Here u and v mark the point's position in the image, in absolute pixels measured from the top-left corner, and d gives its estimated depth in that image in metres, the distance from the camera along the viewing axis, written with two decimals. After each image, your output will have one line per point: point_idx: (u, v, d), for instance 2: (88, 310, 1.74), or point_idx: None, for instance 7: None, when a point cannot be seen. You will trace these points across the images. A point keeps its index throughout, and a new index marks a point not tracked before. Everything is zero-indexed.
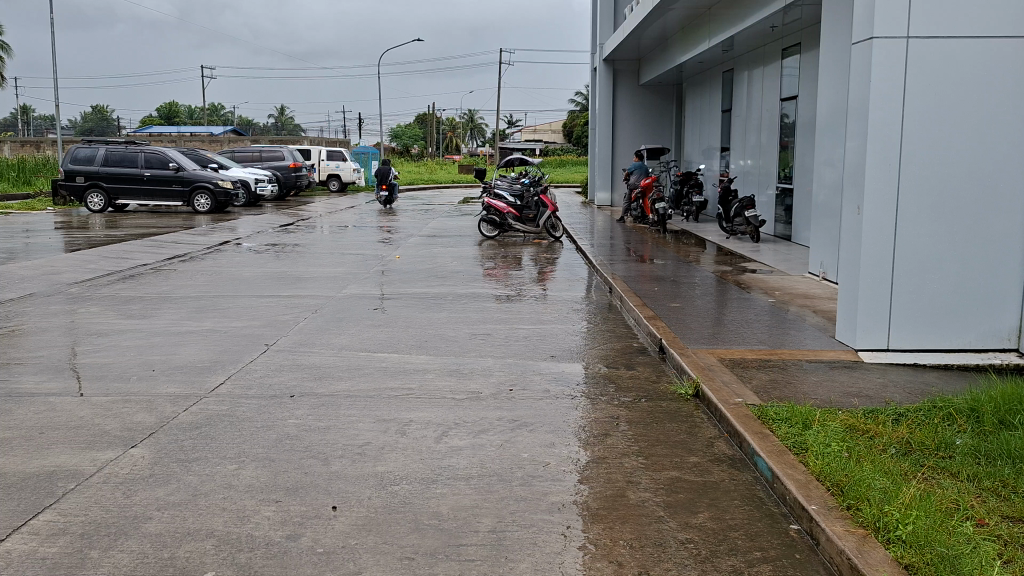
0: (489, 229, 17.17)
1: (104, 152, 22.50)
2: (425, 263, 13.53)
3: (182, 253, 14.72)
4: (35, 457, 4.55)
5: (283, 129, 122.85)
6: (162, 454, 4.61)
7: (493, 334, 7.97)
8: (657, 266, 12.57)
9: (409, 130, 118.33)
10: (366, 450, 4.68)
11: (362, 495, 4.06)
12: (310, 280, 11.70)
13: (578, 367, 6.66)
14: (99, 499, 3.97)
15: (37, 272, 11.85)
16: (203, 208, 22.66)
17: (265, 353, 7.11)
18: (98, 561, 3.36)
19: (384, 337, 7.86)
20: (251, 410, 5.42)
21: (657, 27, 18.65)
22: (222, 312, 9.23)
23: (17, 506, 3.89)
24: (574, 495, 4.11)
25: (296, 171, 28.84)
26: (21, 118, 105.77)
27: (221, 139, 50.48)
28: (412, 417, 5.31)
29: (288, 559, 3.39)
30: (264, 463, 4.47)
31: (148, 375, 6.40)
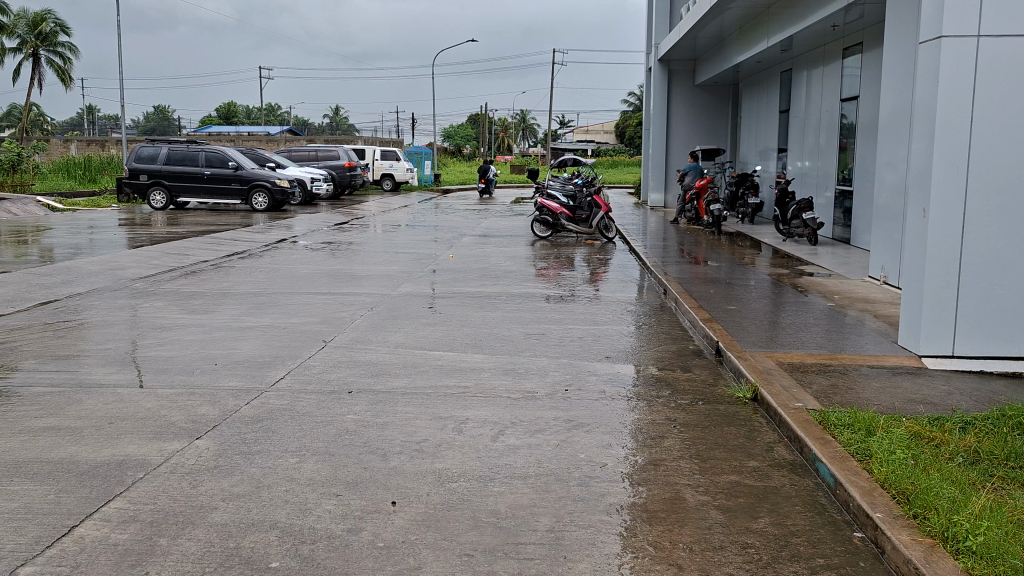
0: (541, 229, 17.17)
1: (166, 152, 23.07)
2: (478, 263, 13.59)
3: (240, 250, 15.00)
4: (106, 445, 4.69)
5: (337, 128, 124.35)
6: (226, 446, 4.71)
7: (548, 335, 7.97)
8: (711, 268, 12.44)
9: (461, 129, 119.09)
10: (424, 447, 4.72)
11: (421, 491, 4.10)
12: (365, 278, 11.83)
13: (634, 369, 6.63)
14: (166, 488, 4.08)
15: (103, 267, 12.19)
16: (262, 207, 22.96)
17: (322, 350, 7.20)
18: (167, 549, 3.45)
19: (439, 335, 7.91)
20: (310, 405, 5.51)
21: (714, 27, 18.47)
22: (280, 309, 9.37)
23: (89, 493, 4.01)
24: (632, 496, 4.09)
25: (351, 171, 29.18)
26: (86, 118, 109.06)
27: (278, 138, 51.48)
28: (468, 415, 5.34)
29: (350, 552, 3.44)
30: (325, 457, 4.54)
31: (211, 369, 6.54)
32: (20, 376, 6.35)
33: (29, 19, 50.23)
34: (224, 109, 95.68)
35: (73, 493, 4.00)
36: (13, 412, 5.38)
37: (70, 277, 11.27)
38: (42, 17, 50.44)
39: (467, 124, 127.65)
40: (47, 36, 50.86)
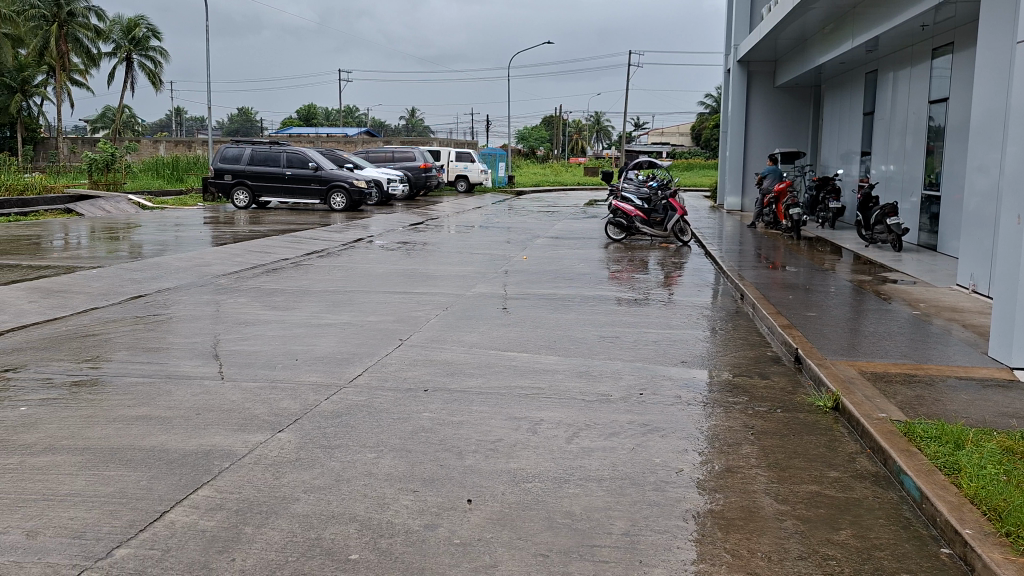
0: (615, 232, 17.08)
1: (250, 152, 23.76)
2: (552, 264, 13.62)
3: (319, 249, 15.34)
4: (194, 435, 4.87)
5: (413, 130, 126.02)
6: (307, 439, 4.83)
7: (622, 338, 7.94)
8: (789, 274, 12.19)
9: (535, 131, 119.39)
10: (499, 447, 4.75)
11: (497, 490, 4.13)
12: (440, 278, 11.97)
13: (710, 374, 6.55)
14: (251, 478, 4.22)
15: (189, 263, 12.65)
16: (339, 207, 23.48)
17: (398, 348, 7.33)
18: (252, 537, 3.56)
19: (513, 336, 7.95)
20: (387, 402, 5.60)
21: (796, 28, 18.08)
22: (357, 307, 9.54)
23: (178, 480, 4.17)
24: (709, 503, 4.04)
25: (426, 172, 29.55)
26: (175, 120, 113.25)
27: (356, 140, 52.59)
28: (543, 416, 5.35)
29: (427, 548, 3.50)
30: (402, 453, 4.62)
31: (292, 364, 6.71)
32: (114, 366, 6.64)
33: (124, 25, 52.52)
34: (304, 111, 98.15)
35: (163, 480, 4.16)
36: (108, 401, 5.63)
37: (158, 272, 11.73)
38: (136, 22, 52.67)
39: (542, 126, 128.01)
40: (140, 40, 52.98)
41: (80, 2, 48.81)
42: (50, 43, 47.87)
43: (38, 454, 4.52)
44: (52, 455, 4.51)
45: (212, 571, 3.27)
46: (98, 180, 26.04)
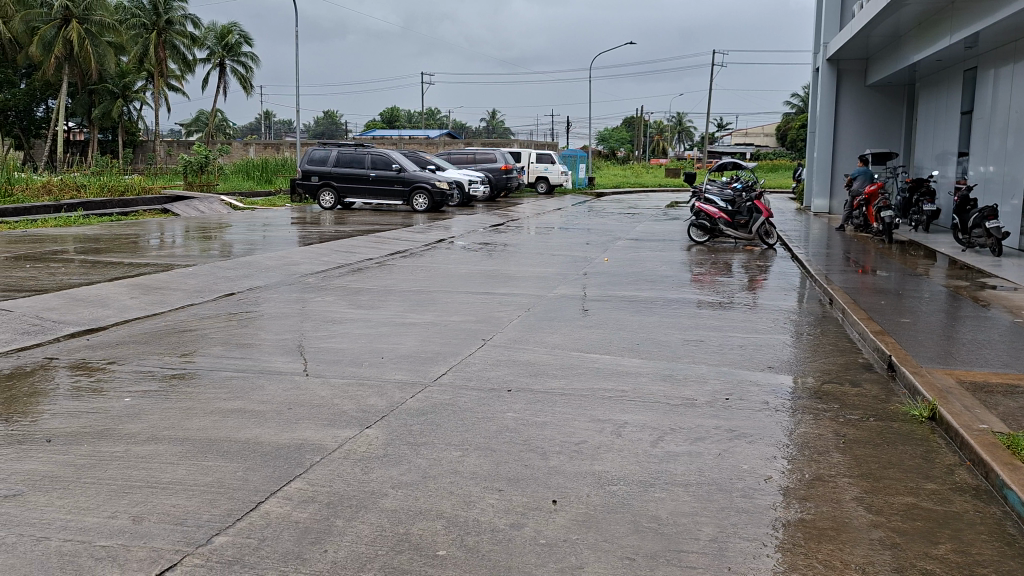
0: (698, 235, 16.85)
1: (336, 154, 24.32)
2: (634, 267, 13.52)
3: (402, 249, 15.58)
4: (286, 429, 5.01)
5: (494, 132, 126.78)
6: (394, 436, 4.93)
7: (706, 342, 7.83)
8: (880, 278, 11.81)
9: (615, 133, 118.73)
10: (583, 449, 4.75)
11: (581, 492, 4.13)
12: (521, 279, 12.02)
13: (798, 381, 6.40)
14: (342, 472, 4.32)
15: (278, 262, 13.02)
16: (421, 207, 23.81)
17: (482, 348, 7.38)
18: (343, 529, 3.65)
19: (596, 338, 7.94)
20: (472, 402, 5.66)
21: (889, 25, 17.52)
22: (441, 307, 9.66)
23: (273, 472, 4.31)
24: (799, 512, 3.95)
25: (507, 174, 29.72)
26: (264, 123, 116.90)
27: (439, 142, 53.36)
28: (627, 419, 5.33)
29: (515, 546, 3.52)
30: (487, 452, 4.66)
31: (378, 362, 6.85)
32: (210, 361, 6.89)
33: (218, 31, 54.51)
34: (387, 114, 100.07)
35: (259, 472, 4.31)
36: (204, 394, 5.84)
37: (249, 270, 12.10)
38: (229, 29, 54.59)
39: (623, 127, 127.20)
40: (232, 47, 54.95)
41: (177, 11, 50.86)
42: (149, 49, 49.99)
43: (141, 444, 4.73)
44: (155, 444, 4.71)
45: (305, 561, 3.36)
46: (192, 182, 27.05)
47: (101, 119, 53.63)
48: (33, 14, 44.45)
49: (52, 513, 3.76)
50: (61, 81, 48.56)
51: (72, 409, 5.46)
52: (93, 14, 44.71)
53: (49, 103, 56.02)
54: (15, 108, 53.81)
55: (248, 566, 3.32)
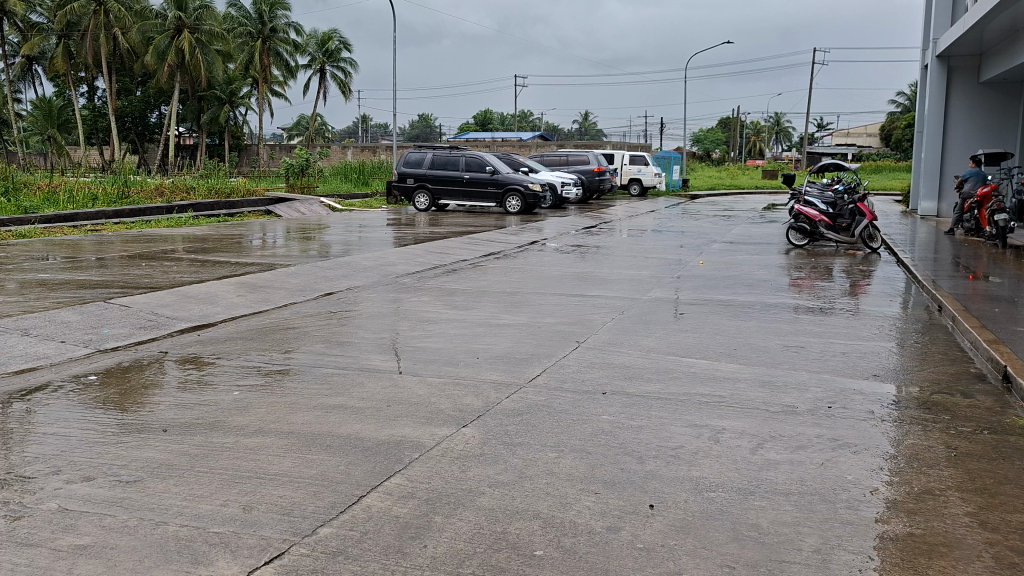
0: (797, 238, 16.40)
1: (431, 157, 24.70)
2: (730, 270, 13.27)
3: (496, 250, 15.74)
4: (386, 426, 5.14)
5: (586, 133, 126.54)
6: (491, 435, 4.98)
7: (807, 348, 7.62)
8: (993, 284, 11.26)
9: (710, 133, 116.90)
10: (680, 454, 4.70)
11: (679, 497, 4.09)
12: (615, 282, 11.95)
13: (904, 390, 6.17)
14: (440, 470, 4.40)
15: (375, 262, 13.32)
16: (514, 209, 23.98)
17: (577, 350, 7.39)
18: (442, 526, 3.72)
19: (692, 342, 7.83)
20: (566, 404, 5.67)
21: (1005, 19, 16.67)
22: (534, 308, 9.72)
23: (373, 467, 4.42)
24: (908, 526, 3.81)
25: (600, 176, 29.61)
26: (360, 128, 120.01)
27: (531, 144, 53.67)
28: (725, 425, 5.24)
29: (611, 549, 3.52)
30: (582, 454, 4.67)
31: (473, 362, 6.93)
32: (310, 358, 7.11)
33: (318, 38, 56.22)
34: (481, 117, 101.32)
35: (360, 466, 4.42)
36: (308, 389, 6.03)
37: (349, 270, 12.44)
38: (329, 35, 56.25)
39: (718, 128, 124.99)
40: (332, 52, 56.60)
41: (281, 19, 52.67)
42: (254, 57, 51.99)
43: (249, 436, 4.92)
44: (262, 437, 4.90)
45: (406, 556, 3.44)
46: (293, 184, 27.96)
47: (209, 123, 56.03)
48: (148, 25, 46.81)
49: (170, 499, 3.95)
50: (173, 88, 50.98)
51: (185, 402, 5.73)
52: (203, 24, 46.78)
53: (162, 110, 58.81)
54: (131, 114, 56.75)
55: (351, 558, 3.42)
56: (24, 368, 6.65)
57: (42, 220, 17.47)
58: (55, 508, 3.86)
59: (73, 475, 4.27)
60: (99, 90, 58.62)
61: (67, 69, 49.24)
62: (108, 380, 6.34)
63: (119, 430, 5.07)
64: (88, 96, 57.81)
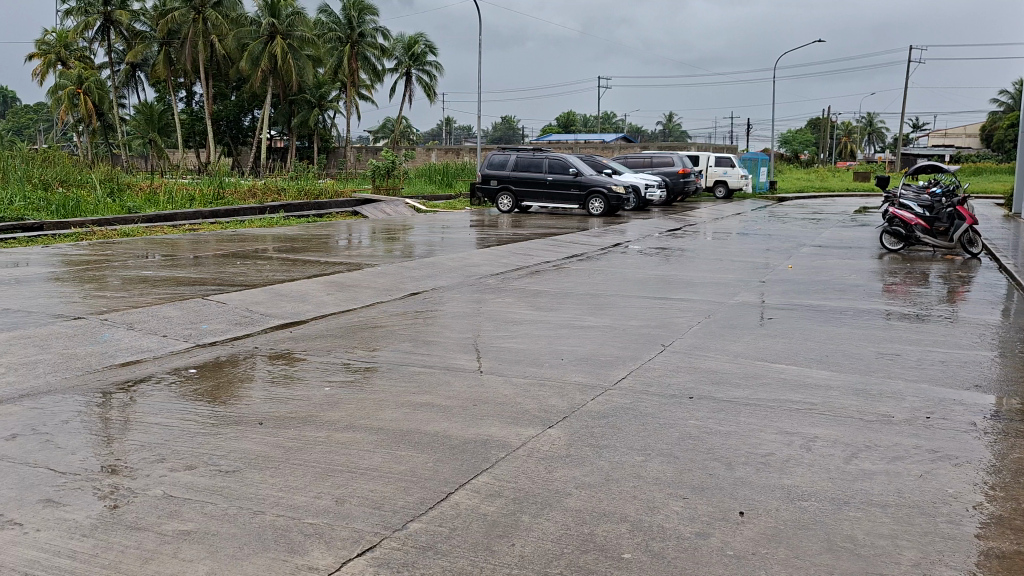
0: (891, 243, 15.67)
1: (514, 159, 24.80)
2: (820, 274, 12.93)
3: (579, 252, 15.70)
4: (472, 424, 5.20)
5: (670, 135, 125.07)
6: (577, 437, 4.98)
7: (903, 356, 7.35)
8: None
9: (799, 134, 114.19)
10: (771, 461, 4.61)
11: (771, 505, 4.01)
12: (700, 285, 11.79)
13: (1007, 402, 5.90)
14: (527, 470, 4.42)
15: (460, 263, 13.46)
16: (597, 212, 23.88)
17: (662, 353, 7.31)
18: (529, 525, 3.74)
19: (782, 347, 7.67)
20: (652, 407, 5.62)
21: None
22: (619, 311, 9.67)
23: (461, 465, 4.47)
24: (1014, 544, 3.64)
25: (684, 178, 29.26)
26: (445, 129, 121.60)
27: (615, 146, 53.41)
28: (816, 433, 5.11)
29: (700, 555, 3.48)
30: (670, 459, 4.62)
31: (558, 363, 6.93)
32: (396, 356, 7.24)
33: (405, 42, 57.25)
34: (564, 118, 101.38)
35: (449, 464, 4.49)
36: (395, 387, 6.15)
37: (434, 271, 12.61)
38: (416, 39, 57.17)
39: (807, 129, 121.81)
40: (419, 56, 57.48)
41: (370, 24, 53.78)
42: (343, 61, 53.27)
43: (341, 430, 5.05)
44: (353, 432, 5.02)
45: (494, 554, 3.47)
46: (379, 185, 28.47)
47: (299, 127, 57.58)
48: (243, 32, 48.43)
49: (266, 490, 4.09)
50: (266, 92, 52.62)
51: (278, 396, 5.91)
52: (296, 30, 48.12)
53: (255, 114, 60.79)
54: (226, 118, 58.80)
55: (441, 553, 3.47)
56: (129, 360, 6.97)
57: (144, 220, 18.27)
58: (160, 494, 4.03)
59: (177, 464, 4.46)
60: (197, 95, 60.92)
61: (168, 75, 51.35)
62: (206, 374, 6.59)
63: (218, 421, 5.26)
64: (186, 101, 60.19)
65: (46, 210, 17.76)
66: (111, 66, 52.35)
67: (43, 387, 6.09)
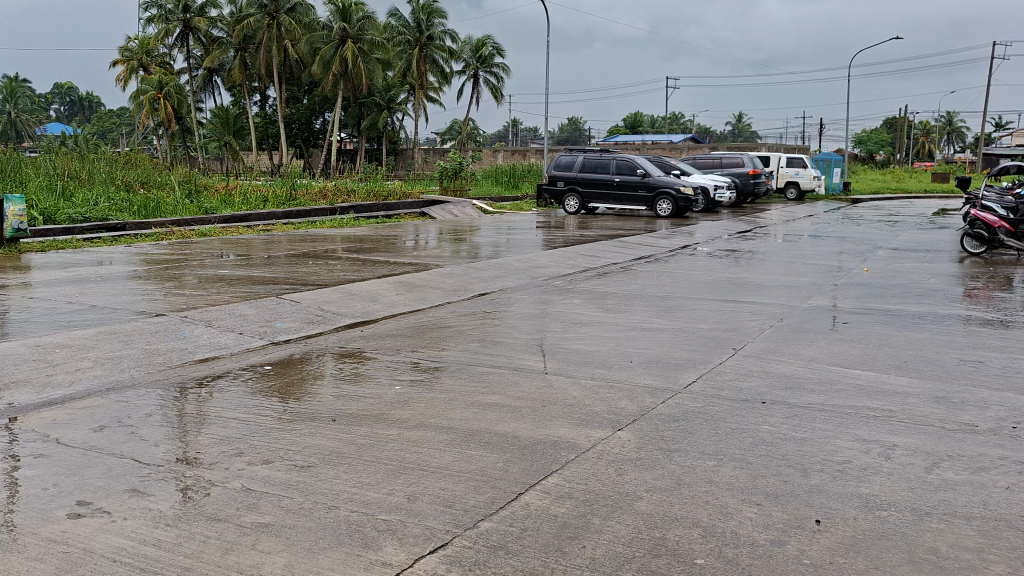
0: (973, 246, 15.17)
1: (581, 160, 24.73)
2: (897, 278, 12.56)
3: (647, 254, 15.58)
4: (541, 425, 5.20)
5: (739, 135, 123.11)
6: (647, 440, 4.94)
7: (987, 364, 7.08)
8: None
9: (874, 134, 111.30)
10: (848, 469, 4.50)
11: (848, 514, 3.91)
12: (771, 288, 11.56)
13: None
14: (597, 472, 4.40)
15: (527, 264, 13.49)
16: (665, 213, 23.62)
17: (733, 357, 7.21)
18: (600, 528, 3.72)
19: (858, 353, 7.47)
20: (724, 411, 5.55)
21: None
22: (689, 313, 9.55)
23: (531, 466, 4.48)
24: None
25: (754, 179, 28.77)
26: (512, 130, 122.05)
27: (683, 146, 52.88)
28: (895, 441, 4.97)
29: (776, 563, 3.41)
30: (743, 464, 4.55)
31: (627, 366, 6.89)
32: (465, 355, 7.30)
33: (473, 45, 57.65)
34: (631, 119, 100.77)
35: (518, 464, 4.50)
36: (464, 387, 6.20)
37: (501, 271, 12.67)
38: (484, 41, 57.47)
39: (882, 129, 118.48)
40: (486, 58, 57.80)
41: (438, 27, 54.28)
42: (412, 64, 53.92)
43: (412, 429, 5.12)
44: (424, 431, 5.08)
45: (565, 555, 3.47)
46: (447, 186, 28.71)
47: (369, 129, 58.53)
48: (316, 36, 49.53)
49: (340, 485, 4.17)
50: (337, 96, 53.58)
51: (350, 393, 6.02)
52: (366, 33, 49.10)
53: (326, 116, 62.00)
54: (298, 121, 60.17)
55: (512, 553, 3.48)
56: (207, 357, 7.17)
57: (220, 220, 18.81)
58: (239, 487, 4.14)
59: (255, 458, 4.58)
60: (271, 99, 62.49)
61: (244, 80, 52.73)
62: (279, 370, 6.75)
63: (292, 417, 5.39)
64: (261, 105, 61.78)
65: (129, 210, 18.43)
66: (190, 71, 54.06)
67: (127, 381, 6.32)
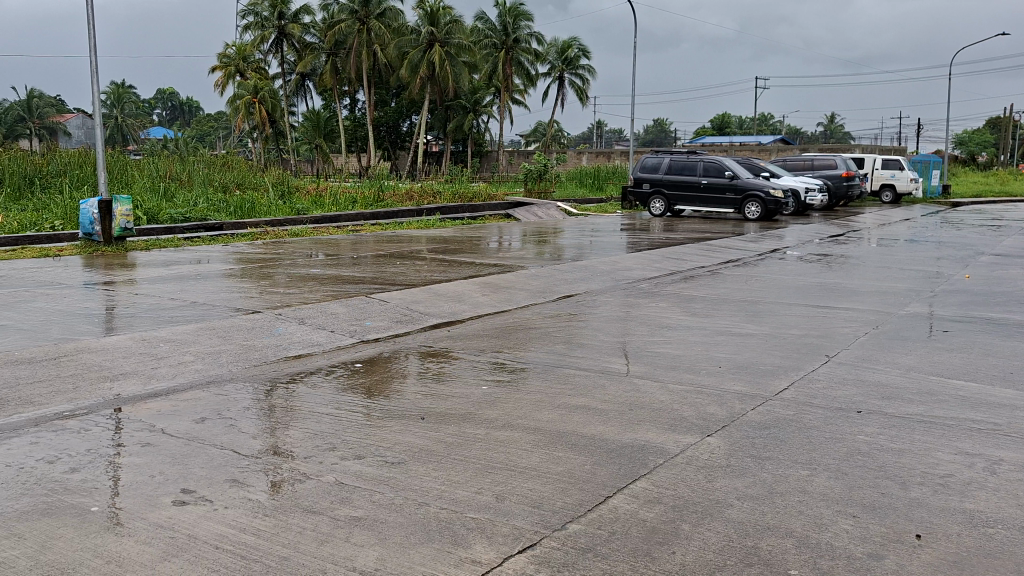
0: None
1: (667, 162, 24.43)
2: (1002, 285, 11.99)
3: (734, 258, 15.29)
4: (629, 429, 5.17)
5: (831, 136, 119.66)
6: (737, 447, 4.85)
7: None
8: None
9: (976, 135, 106.61)
10: (950, 483, 4.32)
11: (951, 529, 3.76)
12: (865, 294, 11.20)
13: None
14: (686, 478, 4.35)
15: (612, 266, 13.42)
16: (754, 216, 23.13)
17: (826, 364, 7.01)
18: (690, 534, 3.68)
19: (960, 362, 7.16)
20: (818, 420, 5.40)
21: None
22: (779, 318, 9.34)
23: (618, 469, 4.46)
24: None
25: (847, 181, 27.91)
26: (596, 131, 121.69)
27: (771, 147, 51.76)
28: (1001, 455, 4.75)
29: None
30: (838, 474, 4.42)
31: (716, 371, 6.77)
32: (550, 357, 7.31)
33: (559, 46, 57.66)
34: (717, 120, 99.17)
35: (605, 467, 4.48)
36: (551, 388, 6.20)
37: (586, 273, 12.63)
38: (569, 43, 57.44)
39: (984, 129, 113.38)
40: (571, 60, 57.76)
41: (524, 30, 54.55)
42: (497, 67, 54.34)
43: (499, 429, 5.15)
44: (512, 431, 5.11)
45: (654, 560, 3.44)
46: (531, 188, 28.78)
47: (454, 131, 59.23)
48: (404, 41, 50.38)
49: (429, 482, 4.23)
50: (424, 99, 54.40)
51: (438, 392, 6.10)
52: (452, 37, 49.70)
53: (413, 119, 63.00)
54: (385, 124, 61.38)
55: (601, 556, 3.47)
56: (300, 354, 7.38)
57: (311, 221, 19.34)
58: (332, 481, 4.25)
59: (347, 453, 4.69)
60: (359, 102, 63.94)
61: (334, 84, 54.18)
62: (369, 368, 6.89)
63: (383, 415, 5.49)
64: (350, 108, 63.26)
65: (225, 210, 19.13)
66: (283, 76, 55.81)
67: (226, 375, 6.57)
